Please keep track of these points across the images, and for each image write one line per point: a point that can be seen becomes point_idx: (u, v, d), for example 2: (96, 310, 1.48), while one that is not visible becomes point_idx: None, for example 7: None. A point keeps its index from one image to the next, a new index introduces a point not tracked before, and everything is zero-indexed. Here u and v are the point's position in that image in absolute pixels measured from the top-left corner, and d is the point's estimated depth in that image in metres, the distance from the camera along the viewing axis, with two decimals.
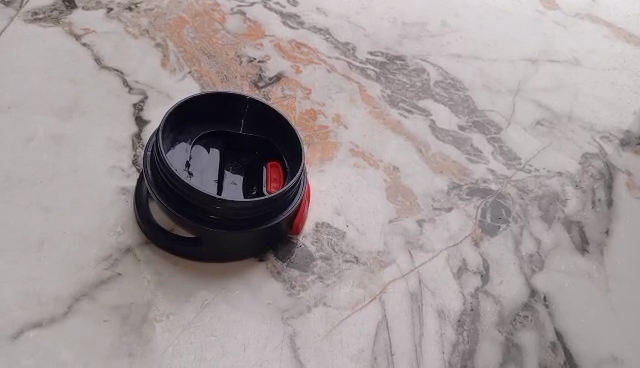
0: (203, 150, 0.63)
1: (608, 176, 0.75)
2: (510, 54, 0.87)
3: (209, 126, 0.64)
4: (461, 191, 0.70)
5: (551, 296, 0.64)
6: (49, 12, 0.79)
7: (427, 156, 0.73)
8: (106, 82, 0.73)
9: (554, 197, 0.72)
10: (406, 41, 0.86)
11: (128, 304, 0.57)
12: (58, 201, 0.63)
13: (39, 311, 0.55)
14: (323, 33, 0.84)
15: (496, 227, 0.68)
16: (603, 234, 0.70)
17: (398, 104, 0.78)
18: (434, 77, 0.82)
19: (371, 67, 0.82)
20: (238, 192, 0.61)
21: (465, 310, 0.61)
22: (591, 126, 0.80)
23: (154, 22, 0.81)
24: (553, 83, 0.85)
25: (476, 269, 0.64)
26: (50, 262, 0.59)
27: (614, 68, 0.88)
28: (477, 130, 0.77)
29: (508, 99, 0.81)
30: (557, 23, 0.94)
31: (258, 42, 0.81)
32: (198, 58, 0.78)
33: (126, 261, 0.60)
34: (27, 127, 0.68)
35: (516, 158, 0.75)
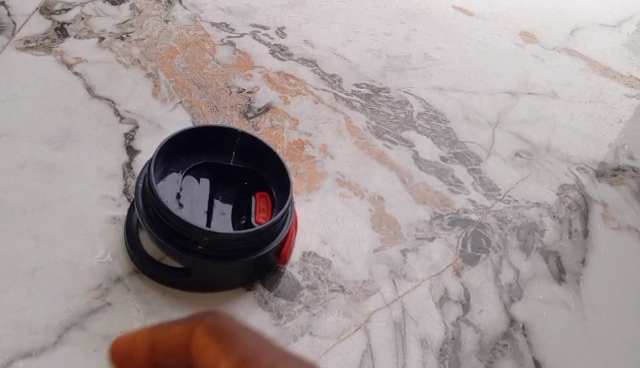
0: (193, 180, 0.64)
1: (584, 207, 0.78)
2: (490, 87, 0.90)
3: (199, 158, 0.66)
4: (443, 221, 0.73)
5: (529, 325, 0.66)
6: (41, 40, 0.81)
7: (410, 186, 0.76)
8: (97, 111, 0.75)
9: (533, 227, 0.74)
10: (391, 73, 0.88)
11: (118, 333, 0.58)
12: (49, 230, 0.64)
13: (29, 339, 0.56)
14: (310, 64, 0.86)
15: (477, 256, 0.70)
16: (579, 264, 0.72)
17: (383, 135, 0.80)
18: (417, 109, 0.85)
19: (357, 98, 0.84)
20: (227, 221, 0.63)
21: (447, 339, 0.63)
22: (568, 158, 0.84)
23: (145, 52, 0.83)
24: (532, 115, 0.88)
25: (458, 298, 0.66)
26: (40, 290, 0.60)
27: (590, 101, 0.92)
28: (458, 161, 0.80)
29: (488, 131, 0.84)
30: (536, 57, 0.97)
31: (247, 73, 0.83)
32: (188, 88, 0.80)
33: (116, 290, 0.61)
34: (19, 156, 0.69)
35: (496, 189, 0.78)
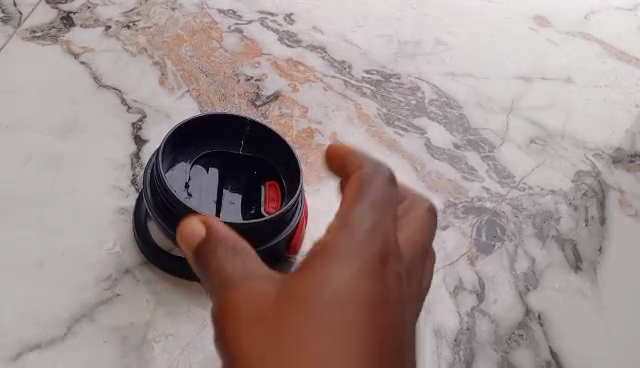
0: (202, 169, 0.63)
1: (601, 193, 0.76)
2: (504, 72, 0.88)
3: (208, 146, 0.64)
4: (456, 210, 0.71)
5: (545, 314, 0.65)
6: (47, 30, 0.80)
7: (422, 174, 0.74)
8: (104, 101, 0.74)
9: (548, 215, 0.73)
10: (401, 59, 0.87)
11: (127, 325, 0.58)
12: (57, 221, 0.63)
13: (39, 332, 0.56)
14: (319, 51, 0.85)
15: (491, 245, 0.69)
16: (596, 252, 0.71)
17: (394, 122, 0.79)
18: (429, 95, 0.83)
19: (367, 85, 0.82)
20: (236, 211, 0.62)
21: (461, 329, 0.62)
22: (583, 144, 0.82)
23: (152, 40, 0.82)
24: (547, 100, 0.86)
25: (472, 287, 0.65)
26: (50, 282, 0.59)
27: (606, 86, 0.90)
28: (471, 148, 0.78)
29: (501, 117, 0.82)
30: (550, 41, 0.95)
31: (255, 61, 0.82)
32: (196, 76, 0.79)
33: (125, 281, 0.61)
34: (26, 147, 0.68)
35: (510, 176, 0.76)
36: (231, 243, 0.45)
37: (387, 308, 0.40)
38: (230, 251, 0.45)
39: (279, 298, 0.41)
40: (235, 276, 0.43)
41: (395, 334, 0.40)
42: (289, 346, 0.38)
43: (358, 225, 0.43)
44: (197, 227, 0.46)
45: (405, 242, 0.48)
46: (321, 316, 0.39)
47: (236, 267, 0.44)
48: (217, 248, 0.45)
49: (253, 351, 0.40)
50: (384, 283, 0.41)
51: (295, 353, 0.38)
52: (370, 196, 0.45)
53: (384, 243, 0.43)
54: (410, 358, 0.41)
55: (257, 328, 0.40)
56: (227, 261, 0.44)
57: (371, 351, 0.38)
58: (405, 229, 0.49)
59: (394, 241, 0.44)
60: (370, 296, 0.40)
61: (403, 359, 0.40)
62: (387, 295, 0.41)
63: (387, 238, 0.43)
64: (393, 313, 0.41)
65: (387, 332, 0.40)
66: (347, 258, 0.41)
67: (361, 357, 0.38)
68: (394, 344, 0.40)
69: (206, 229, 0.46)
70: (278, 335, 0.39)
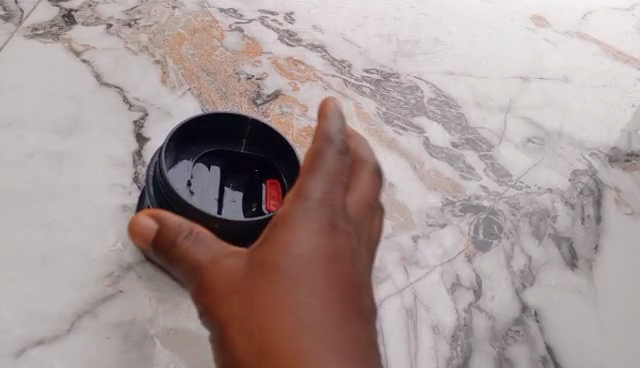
0: (204, 167, 0.64)
1: (597, 192, 0.77)
2: (502, 72, 0.89)
3: (209, 145, 0.65)
4: (454, 208, 0.72)
5: (542, 311, 0.66)
6: (49, 28, 0.80)
7: (421, 172, 0.75)
8: (106, 99, 0.75)
9: (545, 213, 0.74)
10: (400, 58, 0.88)
11: (130, 320, 0.59)
12: (60, 218, 0.64)
13: (42, 327, 0.57)
14: (319, 50, 0.86)
15: (488, 243, 0.70)
16: (592, 250, 0.72)
17: (393, 121, 0.80)
18: (427, 94, 0.84)
19: (367, 84, 0.83)
20: (238, 209, 0.63)
21: (459, 325, 0.63)
22: (580, 143, 0.83)
23: (153, 38, 0.82)
24: (544, 100, 0.87)
25: (469, 284, 0.66)
26: (53, 278, 0.60)
27: (603, 85, 0.91)
28: (469, 147, 0.79)
29: (499, 116, 0.83)
30: (548, 41, 0.96)
31: (256, 59, 0.83)
32: (197, 74, 0.80)
33: (128, 278, 0.62)
34: (29, 144, 0.69)
35: (507, 175, 0.77)
36: (192, 230, 0.51)
37: (343, 261, 0.47)
38: (195, 237, 0.51)
39: (248, 269, 0.47)
40: (205, 258, 0.50)
41: (353, 280, 0.47)
42: (263, 308, 0.45)
43: (311, 194, 0.49)
44: (147, 222, 0.52)
45: (355, 203, 0.52)
46: (285, 278, 0.46)
47: (205, 250, 0.50)
48: (180, 236, 0.51)
49: (234, 317, 0.46)
50: (339, 241, 0.48)
51: (268, 313, 0.45)
52: (326, 166, 0.50)
53: (335, 207, 0.49)
54: (368, 297, 0.48)
55: (233, 297, 0.47)
56: (196, 247, 0.51)
57: (334, 298, 0.45)
58: (358, 185, 0.54)
59: (344, 203, 0.50)
60: (327, 254, 0.47)
61: (363, 299, 0.47)
62: (342, 250, 0.48)
63: (337, 202, 0.50)
64: (350, 263, 0.48)
65: (347, 280, 0.47)
66: (304, 224, 0.47)
67: (328, 304, 0.45)
68: (354, 288, 0.47)
69: (159, 222, 0.52)
70: (252, 300, 0.46)
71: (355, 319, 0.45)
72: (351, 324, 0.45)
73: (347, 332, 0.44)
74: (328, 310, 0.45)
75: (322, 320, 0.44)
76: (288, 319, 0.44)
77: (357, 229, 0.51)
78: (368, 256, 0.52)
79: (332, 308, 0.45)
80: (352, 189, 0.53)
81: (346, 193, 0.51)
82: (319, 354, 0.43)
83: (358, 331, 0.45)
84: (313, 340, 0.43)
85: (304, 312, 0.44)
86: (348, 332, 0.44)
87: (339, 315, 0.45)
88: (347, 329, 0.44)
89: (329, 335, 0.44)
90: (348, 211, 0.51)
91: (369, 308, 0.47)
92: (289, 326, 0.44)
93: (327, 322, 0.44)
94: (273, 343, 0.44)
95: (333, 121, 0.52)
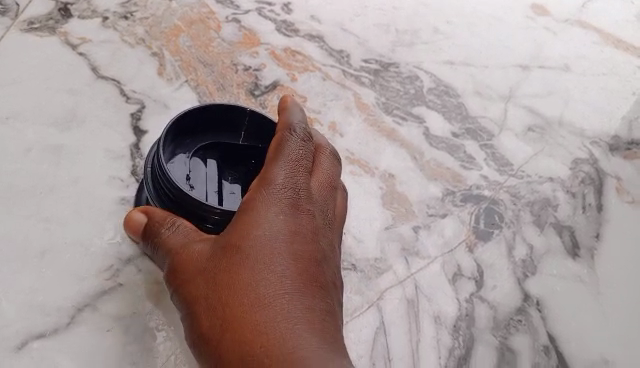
0: (201, 162, 0.63)
1: (598, 181, 0.77)
2: (501, 61, 0.89)
3: (205, 139, 0.65)
4: (455, 198, 0.72)
5: (543, 301, 0.66)
6: (45, 21, 0.80)
7: (421, 163, 0.75)
8: (104, 92, 0.74)
9: (546, 202, 0.73)
10: (400, 48, 0.87)
11: (129, 314, 0.59)
12: (58, 212, 0.64)
13: (42, 321, 0.57)
14: (317, 40, 0.85)
15: (490, 232, 0.69)
16: (593, 239, 0.72)
17: (392, 111, 0.79)
18: (427, 84, 0.83)
19: (365, 74, 0.83)
20: (237, 201, 0.62)
21: (461, 315, 0.63)
22: (581, 132, 0.82)
23: (150, 31, 0.82)
24: (544, 89, 0.86)
25: (471, 274, 0.66)
26: (52, 272, 0.60)
27: (603, 74, 0.90)
28: (470, 136, 0.78)
29: (499, 105, 0.83)
30: (548, 30, 0.95)
31: (254, 51, 0.82)
32: (194, 66, 0.79)
33: (127, 271, 0.61)
34: (26, 138, 0.68)
35: (508, 164, 0.76)
36: (175, 221, 0.54)
37: (303, 239, 0.50)
38: (174, 226, 0.54)
39: (214, 251, 0.50)
40: (177, 246, 0.53)
41: (313, 255, 0.50)
42: (226, 285, 0.48)
43: (274, 178, 0.52)
44: (138, 216, 0.57)
45: (319, 185, 0.55)
46: (247, 256, 0.49)
47: (180, 237, 0.53)
48: (163, 227, 0.54)
49: (200, 296, 0.49)
50: (301, 220, 0.51)
51: (231, 290, 0.48)
52: (289, 152, 0.53)
53: (297, 189, 0.52)
54: (329, 271, 0.51)
55: (199, 278, 0.50)
56: (172, 235, 0.54)
57: (293, 274, 0.48)
58: (321, 169, 0.56)
59: (306, 185, 0.53)
60: (287, 232, 0.50)
61: (323, 273, 0.50)
62: (302, 228, 0.51)
63: (299, 184, 0.52)
64: (311, 240, 0.51)
65: (306, 259, 0.50)
66: (266, 205, 0.50)
67: (286, 278, 0.48)
68: (314, 262, 0.50)
69: (147, 216, 0.56)
70: (216, 279, 0.49)
71: (312, 291, 0.48)
72: (309, 296, 0.48)
73: (304, 303, 0.47)
74: (286, 284, 0.48)
75: (281, 293, 0.47)
76: (249, 294, 0.47)
77: (322, 210, 0.54)
78: (333, 235, 0.55)
79: (290, 286, 0.48)
80: (316, 173, 0.55)
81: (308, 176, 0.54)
82: (277, 324, 0.46)
83: (314, 303, 0.48)
84: (271, 315, 0.46)
85: (264, 287, 0.47)
86: (306, 303, 0.47)
87: (297, 288, 0.48)
88: (303, 301, 0.47)
89: (286, 306, 0.47)
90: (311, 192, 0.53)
91: (328, 284, 0.50)
92: (249, 300, 0.47)
93: (286, 295, 0.47)
94: (234, 317, 0.47)
95: (295, 111, 0.57)
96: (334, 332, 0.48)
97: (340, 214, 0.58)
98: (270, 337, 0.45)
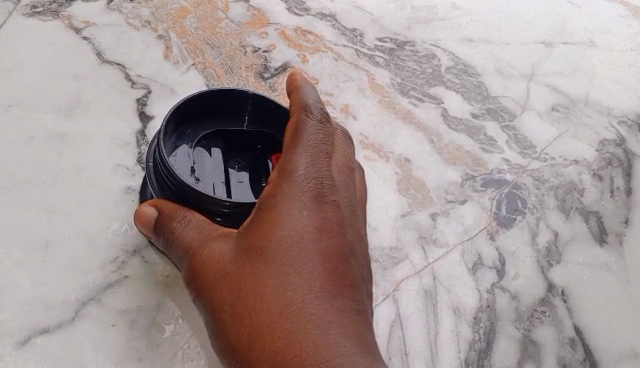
0: (205, 151, 0.60)
1: (627, 163, 0.73)
2: (523, 37, 0.84)
3: (207, 127, 0.61)
4: (475, 183, 0.69)
5: (568, 291, 0.62)
6: (48, 5, 0.77)
7: (439, 147, 0.71)
8: (108, 77, 0.72)
9: (571, 186, 0.70)
10: (415, 25, 0.83)
11: (136, 307, 0.57)
12: (62, 202, 0.62)
13: (47, 316, 0.55)
14: (329, 19, 0.81)
15: (512, 219, 0.66)
16: (622, 225, 0.68)
17: (408, 92, 0.75)
18: (445, 63, 0.79)
19: (380, 54, 0.79)
20: (246, 190, 0.59)
21: (481, 307, 0.60)
22: (608, 111, 0.78)
23: (156, 13, 0.79)
24: (569, 66, 0.82)
25: (492, 263, 0.63)
26: (56, 265, 0.58)
27: (631, 49, 0.85)
28: (490, 117, 0.75)
29: (521, 84, 0.79)
30: (572, 4, 0.90)
31: (263, 31, 0.79)
32: (201, 49, 0.76)
33: (133, 263, 0.59)
34: (30, 126, 0.66)
35: (531, 146, 0.73)
36: (186, 215, 0.51)
37: (330, 234, 0.47)
38: (188, 221, 0.51)
39: (234, 252, 0.47)
40: (193, 243, 0.50)
41: (341, 250, 0.47)
42: (251, 290, 0.45)
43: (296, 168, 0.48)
44: (149, 210, 0.53)
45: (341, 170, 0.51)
46: (272, 258, 0.46)
47: (196, 233, 0.50)
48: (175, 221, 0.51)
49: (224, 302, 0.46)
50: (326, 213, 0.48)
51: (257, 296, 0.45)
52: (310, 138, 0.50)
53: (321, 178, 0.49)
54: (357, 265, 0.48)
55: (221, 281, 0.47)
56: (188, 230, 0.51)
57: (321, 274, 0.46)
58: (339, 151, 0.53)
59: (329, 173, 0.50)
60: (312, 229, 0.47)
61: (352, 268, 0.47)
62: (329, 222, 0.48)
63: (322, 173, 0.49)
64: (337, 234, 0.48)
65: (333, 256, 0.47)
66: (289, 201, 0.47)
67: (315, 280, 0.45)
68: (342, 259, 0.47)
69: (158, 211, 0.53)
70: (240, 283, 0.46)
71: (342, 291, 0.46)
72: (339, 296, 0.45)
73: (334, 306, 0.45)
74: (315, 286, 0.45)
75: (310, 297, 0.45)
76: (277, 300, 0.45)
77: (346, 198, 0.50)
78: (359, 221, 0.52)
79: (318, 288, 0.45)
80: (335, 155, 0.52)
81: (330, 162, 0.50)
82: (308, 332, 0.44)
83: (345, 305, 0.45)
84: (300, 321, 0.44)
85: (292, 290, 0.45)
86: (337, 305, 0.45)
87: (327, 290, 0.45)
88: (333, 304, 0.45)
89: (316, 311, 0.44)
90: (334, 180, 0.50)
91: (357, 279, 0.47)
92: (276, 306, 0.45)
93: (315, 299, 0.45)
94: (262, 326, 0.44)
95: (308, 89, 0.53)
96: (367, 332, 0.46)
97: (360, 196, 0.54)
98: (302, 348, 0.43)
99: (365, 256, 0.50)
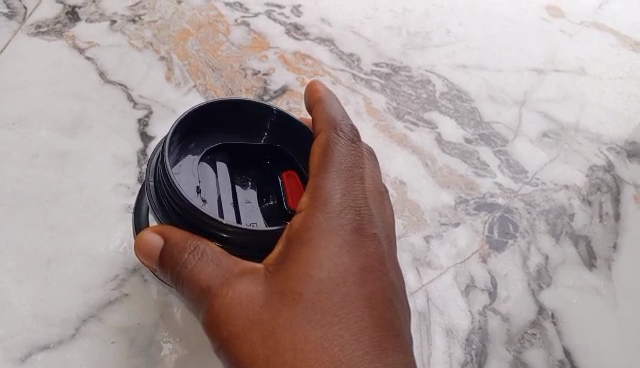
0: (209, 166, 0.59)
1: (615, 189, 0.75)
2: (515, 65, 0.86)
3: (212, 141, 0.60)
4: (468, 206, 0.70)
5: (559, 313, 0.64)
6: (52, 25, 0.79)
7: (433, 170, 0.73)
8: (111, 97, 0.73)
9: (561, 211, 0.72)
10: (411, 51, 0.85)
11: (135, 325, 0.58)
12: (64, 221, 0.63)
13: (47, 333, 0.56)
14: (328, 43, 0.83)
15: (504, 242, 0.68)
16: (611, 250, 0.70)
17: (404, 116, 0.77)
18: (439, 88, 0.81)
19: (376, 78, 0.81)
20: (255, 210, 0.58)
21: (474, 328, 0.62)
22: (597, 138, 0.80)
23: (158, 35, 0.80)
24: (559, 93, 0.84)
25: (485, 286, 0.64)
26: (57, 282, 0.59)
27: (620, 77, 0.88)
28: (483, 142, 0.77)
29: (513, 110, 0.81)
30: (563, 32, 0.92)
31: (263, 55, 0.81)
32: (202, 71, 0.78)
33: (133, 281, 0.60)
34: (33, 144, 0.68)
35: (523, 171, 0.75)
36: (197, 246, 0.50)
37: (370, 277, 0.49)
38: (201, 253, 0.50)
39: (269, 297, 0.47)
40: (214, 283, 0.49)
41: (382, 296, 0.48)
42: (291, 343, 0.45)
43: (330, 205, 0.50)
44: (153, 238, 0.52)
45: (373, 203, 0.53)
46: (314, 308, 0.46)
47: (214, 269, 0.50)
48: (186, 252, 0.50)
49: (258, 356, 0.46)
50: (364, 256, 0.49)
51: (299, 348, 0.45)
52: (337, 171, 0.52)
53: (355, 216, 0.50)
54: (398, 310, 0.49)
55: (254, 331, 0.47)
56: (206, 266, 0.50)
57: (367, 325, 0.46)
58: (369, 181, 0.55)
59: (365, 210, 0.51)
60: (352, 273, 0.48)
61: (393, 315, 0.48)
62: (368, 263, 0.49)
63: (357, 209, 0.51)
64: (376, 278, 0.49)
65: (375, 303, 0.48)
66: (328, 244, 0.48)
67: (359, 332, 0.46)
68: (384, 306, 0.48)
69: (164, 239, 0.52)
70: (277, 332, 0.46)
71: (388, 342, 0.46)
72: (387, 351, 0.46)
73: (382, 361, 0.45)
74: (360, 338, 0.46)
75: (358, 353, 0.45)
76: (321, 354, 0.45)
77: (381, 236, 0.52)
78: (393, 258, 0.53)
79: (362, 341, 0.46)
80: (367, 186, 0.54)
81: (365, 197, 0.52)
82: None
83: (392, 360, 0.46)
84: None
85: (339, 345, 0.45)
86: (386, 362, 0.45)
87: (373, 342, 0.46)
88: (381, 360, 0.45)
89: None
90: (370, 215, 0.52)
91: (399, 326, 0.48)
92: (322, 362, 0.45)
93: (362, 354, 0.45)
94: None
95: (336, 110, 0.58)
96: None
97: (390, 226, 0.56)
98: None
99: (403, 297, 0.51)
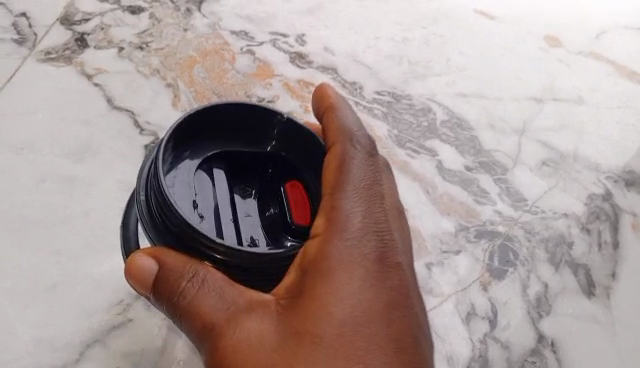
0: (206, 174, 0.59)
1: (614, 217, 0.76)
2: (515, 94, 0.88)
3: (209, 147, 0.60)
4: (469, 233, 0.71)
5: (558, 342, 0.65)
6: (61, 51, 0.80)
7: (434, 197, 0.74)
8: (118, 123, 0.75)
9: (560, 240, 0.73)
10: (412, 80, 0.86)
11: (139, 350, 0.59)
12: (71, 246, 0.64)
13: (54, 358, 0.57)
14: (331, 72, 0.85)
15: (504, 270, 0.69)
16: (609, 278, 0.71)
17: (405, 144, 0.79)
18: (440, 117, 0.83)
19: (378, 106, 0.83)
20: (254, 224, 0.58)
21: (474, 356, 0.63)
22: (596, 166, 0.81)
23: (165, 61, 0.81)
24: (558, 122, 0.85)
25: (485, 313, 0.66)
26: (63, 307, 0.60)
27: (618, 106, 0.89)
28: (483, 170, 0.78)
29: (513, 139, 0.82)
30: (562, 61, 0.93)
31: (267, 82, 0.82)
32: (208, 98, 0.80)
33: (138, 305, 0.61)
34: (41, 170, 0.69)
35: (522, 199, 0.76)
36: (196, 274, 0.51)
37: (386, 310, 0.50)
38: (201, 281, 0.50)
39: (283, 335, 0.48)
40: (217, 317, 0.50)
41: (398, 329, 0.50)
42: None
43: (342, 238, 0.51)
44: (145, 262, 0.52)
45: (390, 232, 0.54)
46: (327, 347, 0.47)
47: (215, 300, 0.50)
48: (184, 280, 0.51)
49: None
50: (379, 288, 0.51)
51: None
52: (351, 204, 0.53)
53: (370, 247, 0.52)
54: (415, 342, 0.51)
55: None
56: (207, 297, 0.50)
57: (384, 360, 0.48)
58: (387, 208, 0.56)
59: (380, 241, 0.53)
60: (367, 306, 0.49)
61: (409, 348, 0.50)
62: (383, 295, 0.50)
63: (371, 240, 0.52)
64: (393, 310, 0.50)
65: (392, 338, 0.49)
66: (343, 278, 0.50)
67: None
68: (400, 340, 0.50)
69: (160, 264, 0.52)
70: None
71: None
72: None
73: None
74: None
75: None
76: None
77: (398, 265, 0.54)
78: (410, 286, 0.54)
79: None
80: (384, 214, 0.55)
81: (381, 227, 0.53)
82: None
83: None
84: None
85: None
86: None
87: None
88: None
89: None
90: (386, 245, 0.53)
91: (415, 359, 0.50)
92: None
93: None
94: None
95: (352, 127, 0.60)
96: None
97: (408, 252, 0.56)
98: None
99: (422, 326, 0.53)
